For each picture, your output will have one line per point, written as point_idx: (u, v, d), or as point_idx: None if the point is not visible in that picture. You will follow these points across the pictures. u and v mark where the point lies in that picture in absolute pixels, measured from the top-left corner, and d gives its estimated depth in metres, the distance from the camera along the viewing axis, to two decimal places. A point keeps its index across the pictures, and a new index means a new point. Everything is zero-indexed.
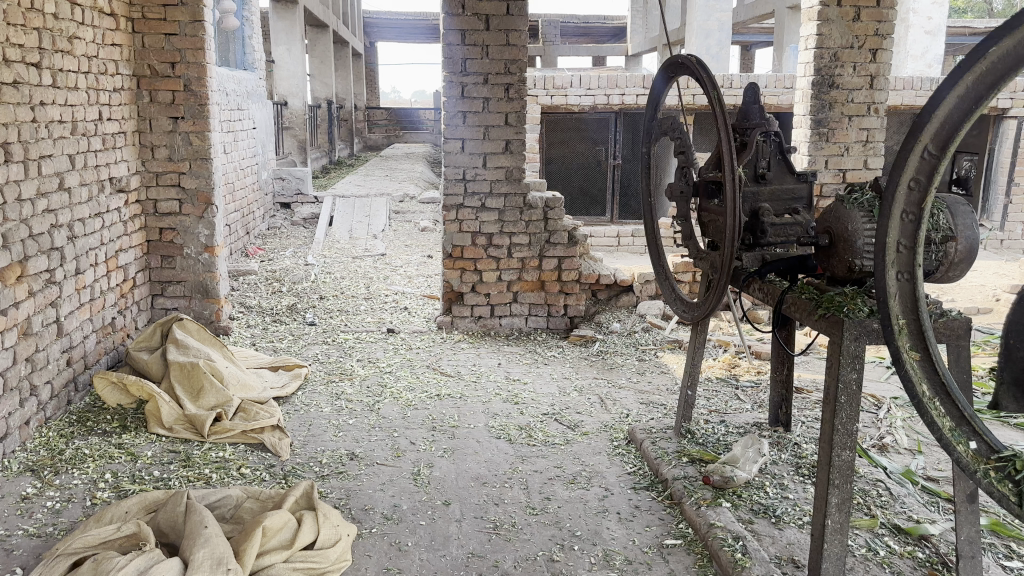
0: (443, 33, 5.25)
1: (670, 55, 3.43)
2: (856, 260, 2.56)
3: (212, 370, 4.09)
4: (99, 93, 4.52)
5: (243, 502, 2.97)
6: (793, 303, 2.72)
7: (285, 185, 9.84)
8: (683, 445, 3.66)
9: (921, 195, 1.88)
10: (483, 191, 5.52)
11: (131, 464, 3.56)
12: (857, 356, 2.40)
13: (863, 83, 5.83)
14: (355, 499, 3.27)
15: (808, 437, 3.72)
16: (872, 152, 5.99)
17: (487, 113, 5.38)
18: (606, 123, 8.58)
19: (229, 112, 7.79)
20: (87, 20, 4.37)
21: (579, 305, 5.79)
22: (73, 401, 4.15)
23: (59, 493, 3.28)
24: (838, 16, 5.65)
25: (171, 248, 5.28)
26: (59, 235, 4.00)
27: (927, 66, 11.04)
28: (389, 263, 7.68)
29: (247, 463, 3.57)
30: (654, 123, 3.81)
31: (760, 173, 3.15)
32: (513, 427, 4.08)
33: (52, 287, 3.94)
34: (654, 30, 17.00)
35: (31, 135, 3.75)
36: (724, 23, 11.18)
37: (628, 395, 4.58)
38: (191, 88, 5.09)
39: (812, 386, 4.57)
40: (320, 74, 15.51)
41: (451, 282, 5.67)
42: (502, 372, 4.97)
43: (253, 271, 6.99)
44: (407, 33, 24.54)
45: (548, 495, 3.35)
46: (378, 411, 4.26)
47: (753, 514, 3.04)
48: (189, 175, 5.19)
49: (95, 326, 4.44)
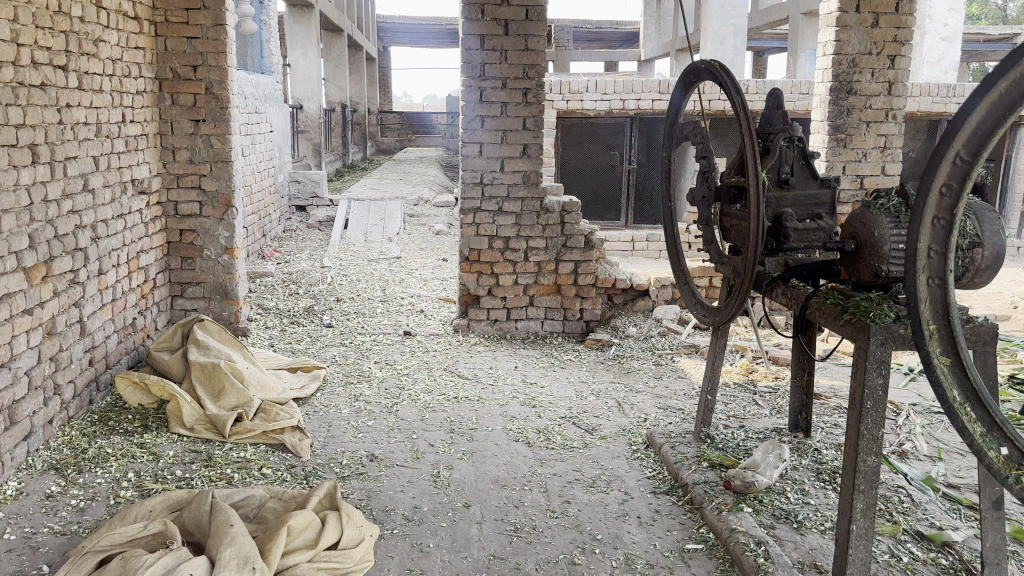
0: (462, 38, 5.28)
1: (691, 61, 3.45)
2: (883, 266, 2.55)
3: (233, 370, 4.13)
4: (122, 95, 4.57)
5: (266, 502, 2.99)
6: (818, 308, 2.72)
7: (301, 187, 9.89)
8: (703, 450, 3.65)
9: (952, 200, 1.88)
10: (501, 195, 5.54)
11: (153, 463, 3.59)
12: (883, 362, 2.40)
13: (882, 89, 5.82)
14: (376, 500, 3.29)
15: (829, 444, 3.72)
16: (890, 159, 5.98)
17: (506, 117, 5.40)
18: (621, 127, 8.61)
19: (247, 115, 7.85)
20: (112, 24, 4.41)
21: (595, 309, 5.80)
22: (94, 401, 4.18)
23: (83, 492, 3.30)
24: (856, 22, 5.65)
25: (191, 249, 5.31)
26: (83, 235, 4.04)
27: (943, 73, 11.00)
28: (404, 266, 7.71)
29: (268, 464, 3.59)
30: (674, 129, 3.82)
31: (783, 178, 3.17)
32: (532, 430, 4.09)
33: (75, 287, 3.97)
34: (667, 36, 16.99)
35: (57, 137, 3.80)
36: (739, 29, 11.18)
37: (645, 400, 4.58)
38: (213, 91, 5.13)
39: (831, 392, 4.56)
40: (335, 78, 15.60)
41: (468, 284, 5.68)
42: (519, 375, 4.98)
43: (270, 274, 7.03)
44: (420, 38, 24.67)
45: (569, 498, 3.36)
46: (396, 413, 4.28)
47: (775, 519, 3.04)
48: (210, 177, 5.23)
49: (117, 326, 4.48)
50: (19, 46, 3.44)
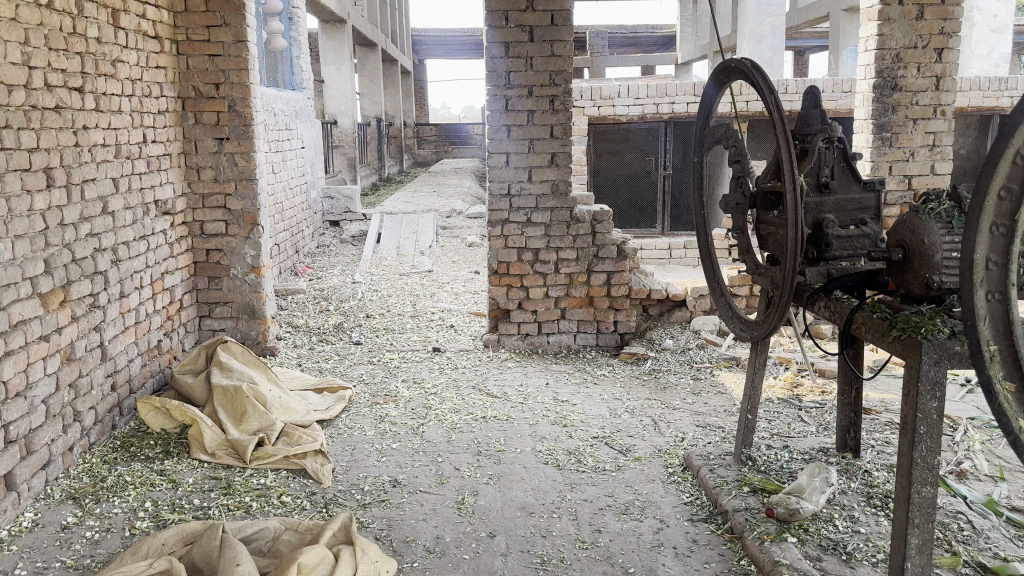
0: (486, 46, 5.14)
1: (722, 59, 3.24)
2: (934, 277, 2.26)
3: (256, 394, 4.04)
4: (143, 115, 4.52)
5: (281, 535, 2.87)
6: (864, 323, 2.48)
7: (334, 203, 9.84)
8: (744, 474, 3.43)
9: (1014, 204, 1.66)
10: (529, 206, 5.38)
11: (171, 492, 3.49)
12: (938, 383, 2.17)
13: (928, 85, 5.53)
14: (397, 530, 3.14)
15: (880, 465, 3.47)
16: (939, 157, 5.68)
17: (532, 126, 5.25)
18: (655, 132, 8.34)
19: (277, 132, 7.81)
20: (131, 44, 4.36)
21: (629, 321, 5.59)
22: (117, 426, 4.11)
23: (99, 523, 3.21)
24: (900, 16, 5.38)
25: (218, 269, 5.26)
26: (102, 258, 3.98)
27: (994, 66, 10.55)
28: (436, 280, 7.60)
29: (288, 491, 3.47)
30: (706, 131, 3.61)
31: (823, 182, 2.96)
32: (562, 452, 3.91)
33: (96, 311, 3.91)
34: (705, 38, 16.65)
35: (74, 160, 3.74)
36: (777, 27, 10.85)
37: (683, 418, 4.36)
38: (236, 108, 5.08)
39: (883, 407, 4.29)
40: (369, 92, 15.62)
41: (497, 298, 5.53)
42: (550, 393, 4.79)
43: (302, 291, 6.96)
44: (455, 50, 24.68)
45: (600, 527, 3.17)
46: (422, 435, 4.13)
47: (822, 550, 2.81)
48: (235, 197, 5.18)
49: (141, 349, 4.42)
50: (31, 69, 3.39)
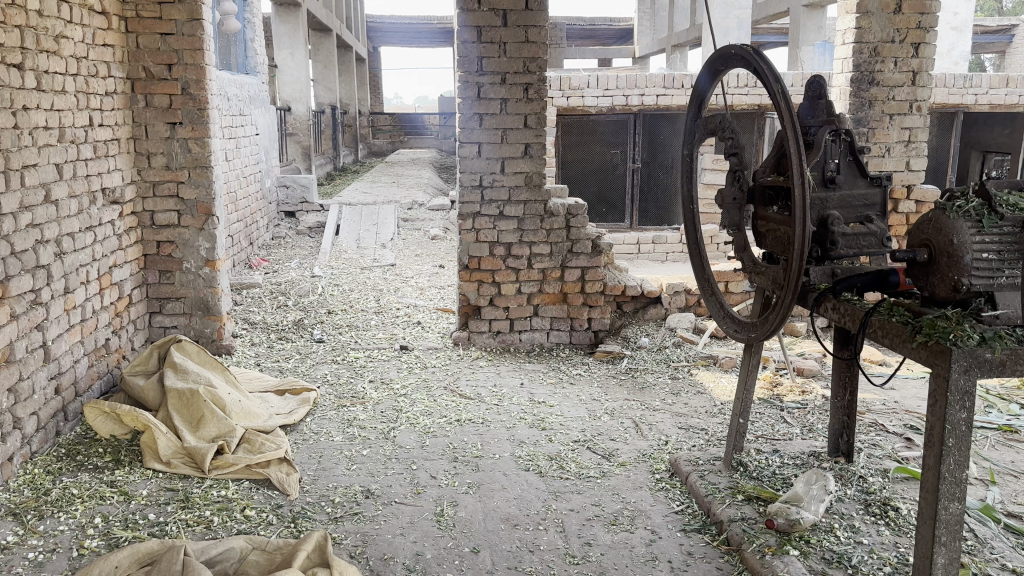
0: (458, 31, 4.91)
1: (720, 46, 3.06)
2: (963, 279, 2.16)
3: (213, 398, 3.76)
4: (89, 97, 4.18)
5: (248, 555, 2.64)
6: (880, 327, 2.34)
7: (290, 193, 9.50)
8: (737, 481, 3.28)
9: None
10: (501, 199, 5.17)
11: (124, 505, 3.20)
12: (968, 393, 2.04)
13: (905, 79, 5.45)
14: (373, 547, 2.92)
15: (874, 470, 3.36)
16: (914, 153, 5.64)
17: (505, 115, 5.04)
18: (625, 125, 8.22)
19: (231, 117, 7.44)
20: (76, 18, 4.02)
21: (604, 318, 5.43)
22: (61, 432, 3.80)
23: (43, 542, 2.91)
24: (878, 9, 5.29)
25: (170, 262, 4.93)
26: (45, 251, 3.65)
27: (954, 64, 10.71)
28: (399, 274, 7.34)
29: (252, 504, 3.21)
30: (699, 122, 3.44)
31: (828, 177, 2.82)
32: (543, 457, 3.72)
33: (37, 308, 3.58)
34: (663, 31, 16.59)
35: (13, 143, 3.40)
36: (742, 21, 10.79)
37: (664, 419, 4.22)
38: (189, 91, 4.75)
39: (866, 407, 4.20)
40: (324, 79, 15.20)
41: (467, 295, 5.31)
42: (526, 393, 4.60)
43: (257, 285, 6.64)
44: (411, 38, 24.25)
45: (589, 539, 3.00)
46: (394, 440, 3.91)
47: (827, 564, 2.67)
48: (188, 185, 4.85)
49: (87, 349, 4.09)
50: None
